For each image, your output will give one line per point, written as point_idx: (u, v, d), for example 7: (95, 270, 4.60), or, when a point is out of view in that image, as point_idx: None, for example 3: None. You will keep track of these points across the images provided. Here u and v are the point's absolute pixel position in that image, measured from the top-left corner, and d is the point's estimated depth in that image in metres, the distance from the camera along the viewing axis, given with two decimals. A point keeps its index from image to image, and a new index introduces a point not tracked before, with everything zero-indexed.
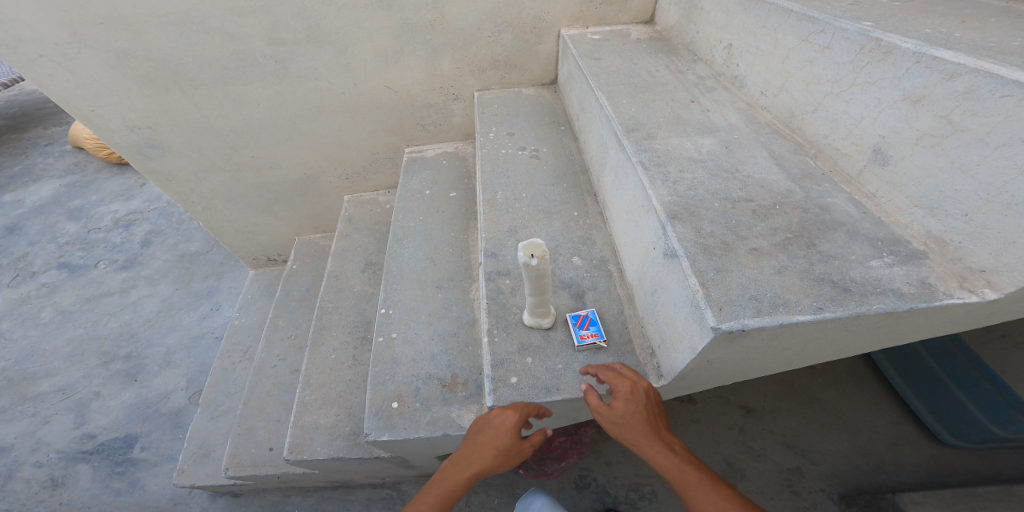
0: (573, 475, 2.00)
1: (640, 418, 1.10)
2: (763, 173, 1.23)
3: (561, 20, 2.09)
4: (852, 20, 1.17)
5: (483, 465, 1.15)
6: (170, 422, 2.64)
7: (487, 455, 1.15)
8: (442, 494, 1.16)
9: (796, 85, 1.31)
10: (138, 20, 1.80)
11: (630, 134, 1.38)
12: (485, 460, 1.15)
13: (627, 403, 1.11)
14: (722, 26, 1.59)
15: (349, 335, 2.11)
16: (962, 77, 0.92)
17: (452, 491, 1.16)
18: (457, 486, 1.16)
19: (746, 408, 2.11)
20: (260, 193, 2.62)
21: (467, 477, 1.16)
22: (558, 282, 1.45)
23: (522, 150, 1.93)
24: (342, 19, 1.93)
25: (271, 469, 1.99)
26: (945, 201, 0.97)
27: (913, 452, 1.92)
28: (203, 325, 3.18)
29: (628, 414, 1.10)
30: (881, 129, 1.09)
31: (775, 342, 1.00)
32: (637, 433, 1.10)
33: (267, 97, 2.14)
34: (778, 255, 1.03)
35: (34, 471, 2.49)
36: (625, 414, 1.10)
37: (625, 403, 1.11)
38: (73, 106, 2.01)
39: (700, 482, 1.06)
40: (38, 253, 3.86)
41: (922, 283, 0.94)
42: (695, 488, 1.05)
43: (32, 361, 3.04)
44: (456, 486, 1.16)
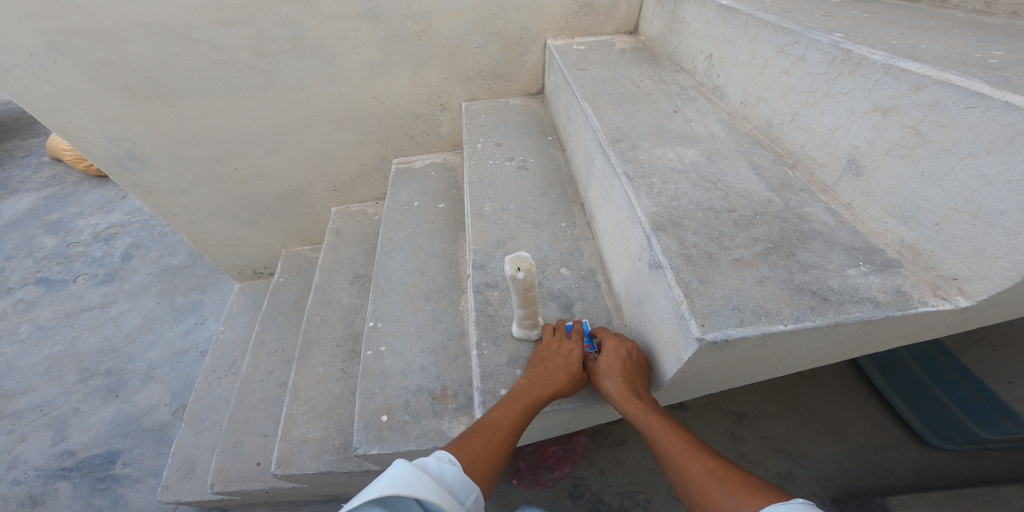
0: (567, 483, 1.99)
1: (617, 372, 1.16)
2: (744, 183, 1.25)
3: (546, 31, 2.12)
4: (825, 33, 1.20)
5: (545, 396, 1.16)
6: (153, 438, 2.59)
7: (549, 386, 1.17)
8: (509, 425, 1.11)
9: (774, 96, 1.35)
10: (118, 31, 1.79)
11: (615, 145, 1.40)
12: (548, 390, 1.17)
13: (607, 358, 1.18)
14: (703, 37, 1.63)
15: (337, 348, 2.09)
16: (928, 88, 0.95)
17: (517, 423, 1.12)
18: (522, 418, 1.12)
19: (737, 414, 2.13)
20: (245, 205, 2.60)
21: (531, 410, 1.14)
22: (546, 292, 1.46)
23: (509, 161, 1.95)
24: (326, 30, 1.94)
25: (258, 484, 1.96)
26: (916, 210, 1.00)
27: (900, 455, 1.95)
28: (188, 339, 3.12)
29: (605, 369, 1.17)
30: (855, 139, 1.12)
31: (760, 351, 1.02)
32: (610, 385, 1.15)
33: (250, 108, 2.13)
34: (759, 265, 1.05)
35: (9, 491, 2.41)
36: (602, 368, 1.18)
37: (605, 357, 1.19)
38: (51, 118, 1.98)
39: (667, 431, 1.06)
40: (16, 267, 3.77)
41: (898, 292, 0.96)
42: (661, 437, 1.06)
43: (8, 378, 2.96)
44: (522, 418, 1.12)
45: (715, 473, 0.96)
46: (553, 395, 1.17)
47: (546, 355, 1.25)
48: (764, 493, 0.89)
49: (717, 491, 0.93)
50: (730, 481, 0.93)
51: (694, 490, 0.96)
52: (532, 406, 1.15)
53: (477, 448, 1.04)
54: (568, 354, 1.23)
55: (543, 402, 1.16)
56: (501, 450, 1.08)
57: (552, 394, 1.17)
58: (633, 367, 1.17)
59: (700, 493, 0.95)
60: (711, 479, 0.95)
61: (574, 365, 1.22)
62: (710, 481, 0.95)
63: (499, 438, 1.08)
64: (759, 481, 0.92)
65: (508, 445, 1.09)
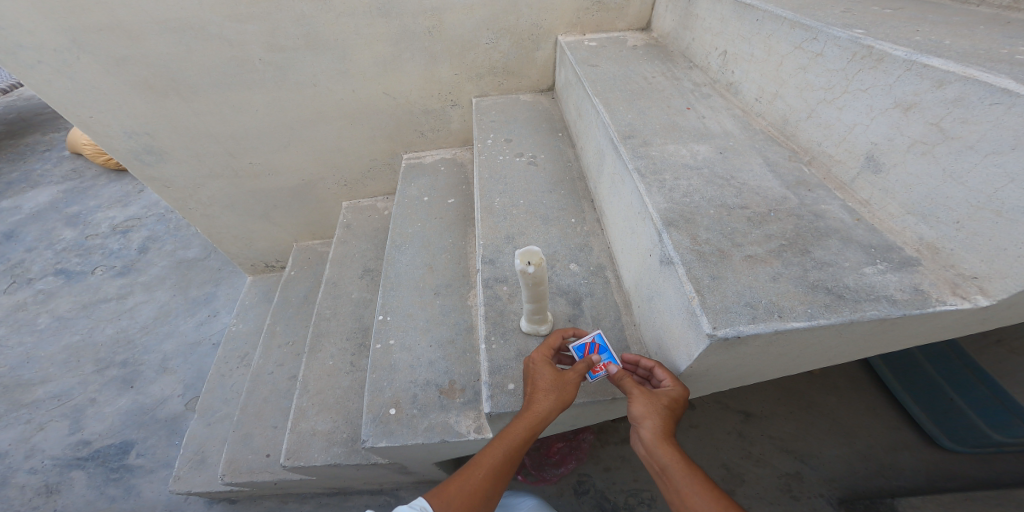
0: (572, 480, 1.99)
1: (669, 411, 1.08)
2: (758, 180, 1.24)
3: (558, 27, 2.11)
4: (844, 28, 1.18)
5: (524, 430, 1.13)
6: (166, 428, 2.63)
7: (527, 419, 1.14)
8: (488, 465, 1.13)
9: (790, 92, 1.33)
10: (138, 27, 1.81)
11: (627, 141, 1.39)
12: (527, 422, 1.13)
13: (670, 394, 1.09)
14: (717, 33, 1.61)
15: (346, 342, 2.11)
16: (952, 84, 0.94)
17: (497, 462, 1.13)
18: (501, 457, 1.13)
19: (745, 413, 2.11)
20: (258, 200, 2.63)
21: (512, 446, 1.14)
22: (555, 288, 1.46)
23: (520, 157, 1.94)
24: (340, 25, 1.95)
25: (268, 475, 1.98)
26: (936, 208, 0.98)
27: (911, 456, 1.92)
28: (200, 331, 3.17)
29: (662, 403, 1.08)
30: (873, 136, 1.10)
31: (771, 348, 1.01)
32: (656, 422, 1.06)
33: (265, 104, 2.15)
34: (773, 261, 1.04)
35: (27, 478, 2.47)
36: (659, 401, 1.08)
37: (665, 392, 1.09)
38: (71, 113, 2.02)
39: (703, 487, 0.99)
40: (35, 259, 3.85)
41: (915, 290, 0.95)
42: (698, 493, 0.99)
43: (28, 367, 3.02)
44: (501, 457, 1.13)
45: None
46: (535, 424, 1.13)
47: (534, 376, 1.19)
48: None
49: None
50: None
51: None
52: (512, 442, 1.14)
53: (454, 491, 1.11)
54: (546, 379, 1.17)
55: (523, 436, 1.14)
56: (484, 488, 1.12)
57: (531, 427, 1.13)
58: (679, 413, 1.10)
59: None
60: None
61: (555, 390, 1.15)
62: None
63: (479, 479, 1.12)
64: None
65: (491, 484, 1.12)
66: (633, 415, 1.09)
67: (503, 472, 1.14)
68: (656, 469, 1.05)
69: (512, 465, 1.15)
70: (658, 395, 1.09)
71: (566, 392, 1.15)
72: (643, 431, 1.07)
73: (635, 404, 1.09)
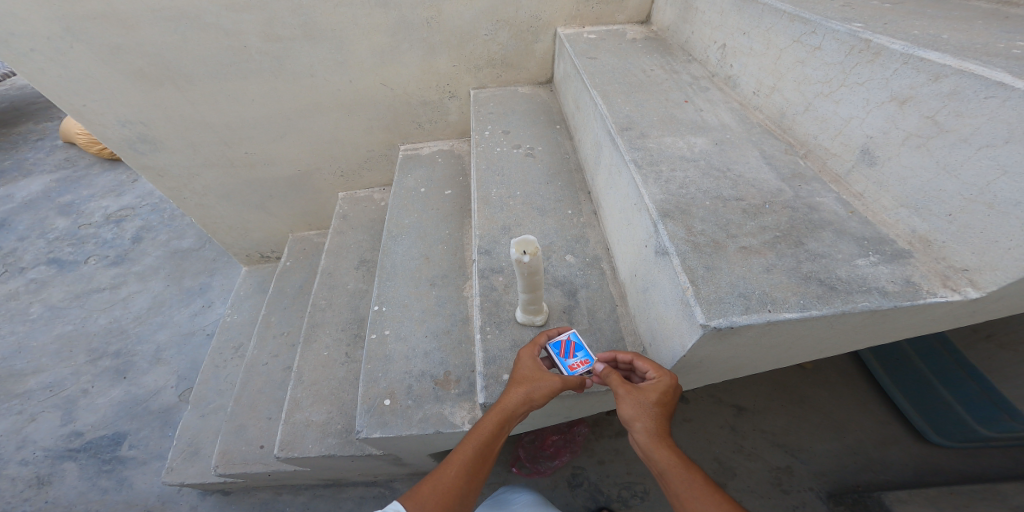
0: (566, 473, 2.01)
1: (659, 408, 1.07)
2: (754, 173, 1.24)
3: (558, 19, 2.10)
4: (842, 22, 1.18)
5: (494, 423, 1.11)
6: (159, 420, 2.62)
7: (496, 411, 1.13)
8: (459, 463, 1.08)
9: (787, 85, 1.33)
10: (132, 15, 1.79)
11: (624, 133, 1.39)
12: (497, 414, 1.12)
13: (656, 388, 1.08)
14: (717, 26, 1.60)
15: (342, 332, 2.11)
16: (948, 78, 0.94)
17: (468, 459, 1.08)
18: (473, 453, 1.09)
19: (738, 407, 2.13)
20: (254, 190, 2.61)
21: (483, 442, 1.10)
22: (551, 279, 1.46)
23: (517, 148, 1.94)
24: (338, 15, 1.93)
25: (261, 466, 1.98)
26: (930, 201, 0.99)
27: (900, 451, 1.95)
28: (195, 322, 3.15)
29: (651, 401, 1.07)
30: (869, 129, 1.11)
31: (763, 340, 1.02)
32: (647, 423, 1.06)
33: (262, 93, 2.14)
34: (767, 253, 1.04)
35: (19, 469, 2.46)
36: (646, 397, 1.07)
37: (651, 387, 1.08)
38: (65, 101, 2.00)
39: (703, 491, 0.98)
40: (28, 248, 3.82)
41: (906, 282, 0.96)
42: (698, 497, 0.97)
43: (20, 358, 3.00)
44: (472, 453, 1.09)
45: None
46: (504, 417, 1.12)
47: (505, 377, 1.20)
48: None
49: None
50: None
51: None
52: (483, 437, 1.11)
53: (424, 493, 1.04)
54: (518, 372, 1.18)
55: (494, 430, 1.11)
56: (456, 489, 1.06)
57: (502, 419, 1.12)
58: (669, 406, 1.09)
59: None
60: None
61: (526, 381, 1.15)
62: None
63: (450, 478, 1.07)
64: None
65: (463, 483, 1.07)
66: (623, 417, 1.08)
67: (476, 471, 1.09)
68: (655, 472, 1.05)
69: (484, 465, 1.10)
70: (645, 391, 1.08)
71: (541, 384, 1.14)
72: (636, 434, 1.06)
73: (622, 404, 1.08)
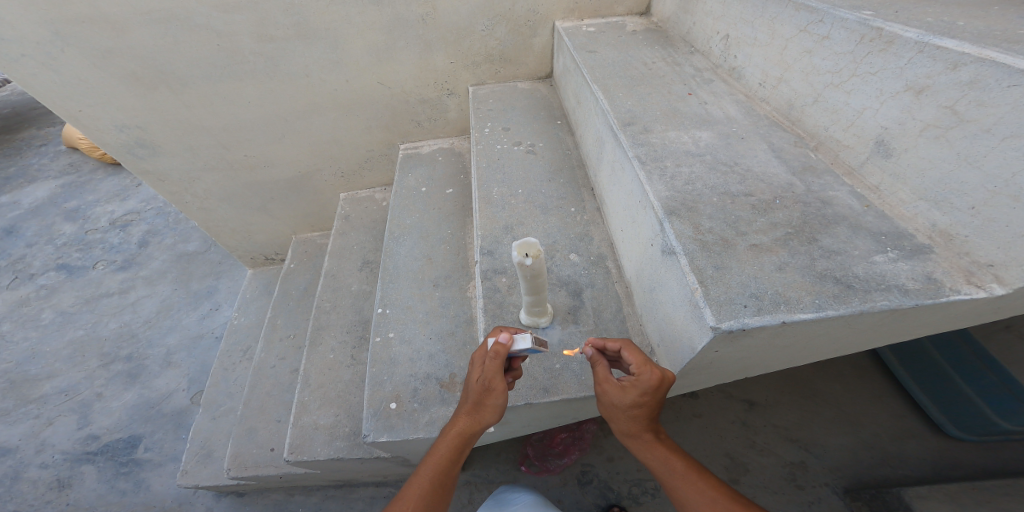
0: (575, 471, 1.98)
1: (636, 408, 1.06)
2: (763, 166, 1.20)
3: (556, 13, 2.05)
4: (852, 9, 1.13)
5: (449, 446, 1.12)
6: (172, 422, 2.64)
7: (452, 434, 1.13)
8: (416, 493, 1.07)
9: (795, 76, 1.28)
10: (123, 17, 1.76)
11: (626, 128, 1.35)
12: (451, 439, 1.13)
13: (631, 389, 1.05)
14: (719, 16, 1.55)
15: (347, 335, 2.10)
16: (967, 66, 0.89)
17: (427, 486, 1.08)
18: (432, 479, 1.09)
19: (749, 402, 2.09)
20: (256, 193, 2.60)
21: (441, 467, 1.11)
22: (555, 279, 1.43)
23: (518, 146, 1.90)
24: (330, 14, 1.89)
25: (272, 469, 1.98)
26: (951, 194, 0.94)
27: (917, 445, 1.90)
28: (204, 325, 3.17)
29: (624, 403, 1.06)
30: (884, 120, 1.06)
31: (776, 341, 0.98)
32: (620, 420, 1.10)
33: (257, 95, 2.11)
34: (779, 251, 1.00)
35: (38, 473, 2.49)
36: (615, 398, 1.07)
37: (622, 385, 1.06)
38: (61, 107, 1.98)
39: (689, 482, 1.05)
40: (37, 254, 3.85)
41: (928, 279, 0.91)
42: (682, 488, 1.05)
43: (34, 363, 3.03)
44: (431, 480, 1.09)
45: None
46: (459, 441, 1.13)
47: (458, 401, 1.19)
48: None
49: None
50: None
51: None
52: (440, 462, 1.11)
53: None
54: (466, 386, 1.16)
55: (450, 453, 1.12)
56: None
57: (457, 443, 1.12)
58: (647, 401, 1.05)
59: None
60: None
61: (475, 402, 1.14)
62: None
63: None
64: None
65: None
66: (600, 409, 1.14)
67: (435, 498, 1.08)
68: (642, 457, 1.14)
69: (444, 490, 1.10)
70: (621, 393, 1.06)
71: (487, 397, 1.11)
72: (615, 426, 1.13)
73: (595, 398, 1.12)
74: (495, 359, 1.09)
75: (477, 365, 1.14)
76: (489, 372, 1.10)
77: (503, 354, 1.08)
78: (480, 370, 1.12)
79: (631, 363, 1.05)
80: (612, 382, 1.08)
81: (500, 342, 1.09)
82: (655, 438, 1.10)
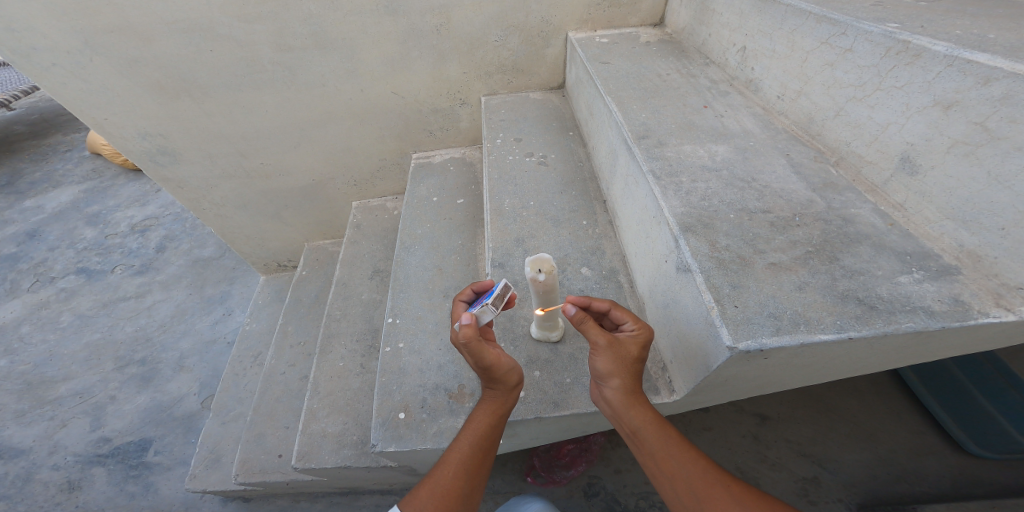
0: (582, 483, 1.95)
1: (637, 364, 1.08)
2: (782, 182, 1.17)
3: (568, 24, 2.05)
4: (876, 23, 1.10)
5: (485, 415, 1.14)
6: (183, 426, 2.66)
7: (487, 403, 1.16)
8: (457, 461, 1.11)
9: (815, 89, 1.26)
10: (148, 28, 1.80)
11: (640, 142, 1.34)
12: (486, 407, 1.15)
13: (637, 342, 1.08)
14: (735, 28, 1.54)
15: (357, 343, 2.10)
16: (998, 81, 0.86)
17: (466, 454, 1.12)
18: (470, 449, 1.12)
19: (761, 416, 2.04)
20: (270, 200, 2.63)
21: (480, 435, 1.13)
22: (567, 293, 1.41)
23: (530, 157, 1.90)
24: (347, 25, 1.92)
25: (280, 476, 1.98)
26: (979, 214, 0.91)
27: (936, 462, 1.84)
28: (216, 329, 3.20)
29: (632, 356, 1.07)
30: (910, 136, 1.03)
31: (795, 360, 0.96)
32: (624, 379, 1.07)
33: (275, 104, 2.14)
34: (798, 269, 0.98)
35: (50, 474, 2.51)
36: (625, 352, 1.06)
37: (630, 340, 1.08)
38: (87, 115, 2.04)
39: (681, 451, 1.03)
40: (58, 258, 3.93)
41: (955, 301, 0.88)
42: (675, 456, 1.02)
43: (51, 365, 3.09)
44: (469, 450, 1.12)
45: (741, 500, 0.97)
46: (494, 410, 1.15)
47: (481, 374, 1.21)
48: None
49: None
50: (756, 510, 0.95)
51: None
52: (478, 431, 1.14)
53: (425, 497, 1.07)
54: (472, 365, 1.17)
55: (489, 421, 1.14)
56: (457, 489, 1.09)
57: (492, 411, 1.15)
58: (643, 361, 1.10)
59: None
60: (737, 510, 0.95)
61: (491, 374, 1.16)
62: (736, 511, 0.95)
63: (450, 479, 1.10)
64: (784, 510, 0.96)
65: (464, 480, 1.10)
66: (600, 371, 1.07)
67: (475, 464, 1.11)
68: (627, 432, 1.07)
69: (485, 456, 1.13)
70: (627, 347, 1.07)
71: (495, 369, 1.11)
72: (611, 390, 1.07)
73: (602, 355, 1.06)
74: (471, 342, 1.07)
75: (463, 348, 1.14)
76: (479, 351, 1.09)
77: (473, 336, 1.07)
78: (469, 354, 1.11)
79: (627, 322, 1.11)
80: (619, 338, 1.08)
81: (466, 325, 1.08)
82: (650, 405, 1.08)
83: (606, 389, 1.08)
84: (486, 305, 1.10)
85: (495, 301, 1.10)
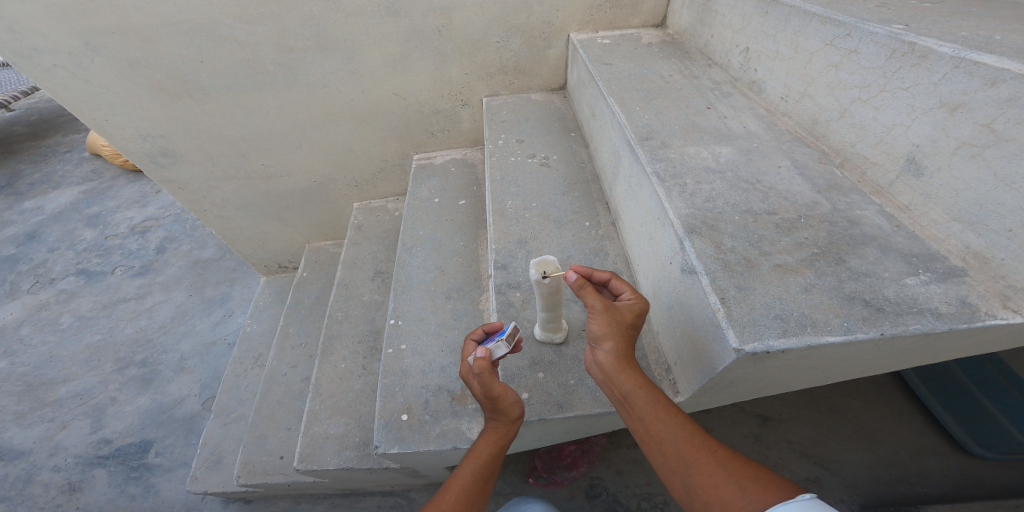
0: (584, 484, 1.95)
1: (630, 331, 1.09)
2: (787, 184, 1.17)
3: (570, 25, 2.05)
4: (882, 24, 1.10)
5: (488, 446, 1.15)
6: (183, 428, 2.66)
7: (489, 434, 1.17)
8: (459, 487, 1.10)
9: (819, 91, 1.26)
10: (149, 29, 1.80)
11: (644, 143, 1.33)
12: (490, 437, 1.16)
13: (633, 309, 1.09)
14: (738, 30, 1.54)
15: (359, 345, 2.10)
16: (1006, 83, 0.86)
17: (467, 481, 1.11)
18: (472, 474, 1.12)
19: (762, 417, 2.04)
20: (271, 201, 2.63)
21: (482, 464, 1.13)
22: None
23: (531, 158, 1.90)
24: (349, 26, 1.91)
25: (281, 477, 1.98)
26: (986, 215, 0.91)
27: (938, 463, 1.84)
28: (217, 330, 3.20)
29: (626, 322, 1.08)
30: (915, 137, 1.03)
31: (800, 362, 0.95)
32: (618, 343, 1.06)
33: (276, 105, 2.14)
34: (804, 271, 0.98)
35: (51, 476, 2.51)
36: (621, 318, 1.07)
37: (626, 308, 1.09)
38: (88, 116, 2.03)
39: (669, 414, 1.01)
40: (58, 259, 3.92)
41: (962, 303, 0.88)
42: (663, 420, 1.01)
43: (51, 366, 3.08)
44: (472, 475, 1.12)
45: (726, 465, 0.94)
46: (497, 441, 1.15)
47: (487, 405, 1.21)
48: (777, 491, 0.89)
49: (734, 489, 0.91)
50: (742, 476, 0.92)
51: (702, 484, 0.94)
52: (480, 460, 1.14)
53: None
54: (478, 396, 1.17)
55: (490, 451, 1.14)
56: None
57: (495, 443, 1.15)
58: (638, 330, 1.11)
59: (708, 487, 0.93)
60: (723, 474, 0.93)
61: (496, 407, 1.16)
62: (722, 475, 0.93)
63: (451, 505, 1.08)
64: (770, 474, 0.93)
65: (465, 507, 1.08)
66: (594, 333, 1.07)
67: (477, 492, 1.10)
68: (617, 397, 1.06)
69: (486, 484, 1.13)
70: (622, 312, 1.08)
71: (500, 401, 1.12)
72: (604, 354, 1.07)
73: (597, 319, 1.06)
74: (482, 374, 1.10)
75: (472, 380, 1.16)
76: (487, 382, 1.11)
77: (487, 367, 1.11)
78: (477, 384, 1.13)
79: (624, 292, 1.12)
80: (615, 303, 1.09)
81: (481, 357, 1.12)
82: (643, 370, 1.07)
83: (599, 352, 1.08)
84: (500, 340, 1.13)
85: (508, 337, 1.13)
